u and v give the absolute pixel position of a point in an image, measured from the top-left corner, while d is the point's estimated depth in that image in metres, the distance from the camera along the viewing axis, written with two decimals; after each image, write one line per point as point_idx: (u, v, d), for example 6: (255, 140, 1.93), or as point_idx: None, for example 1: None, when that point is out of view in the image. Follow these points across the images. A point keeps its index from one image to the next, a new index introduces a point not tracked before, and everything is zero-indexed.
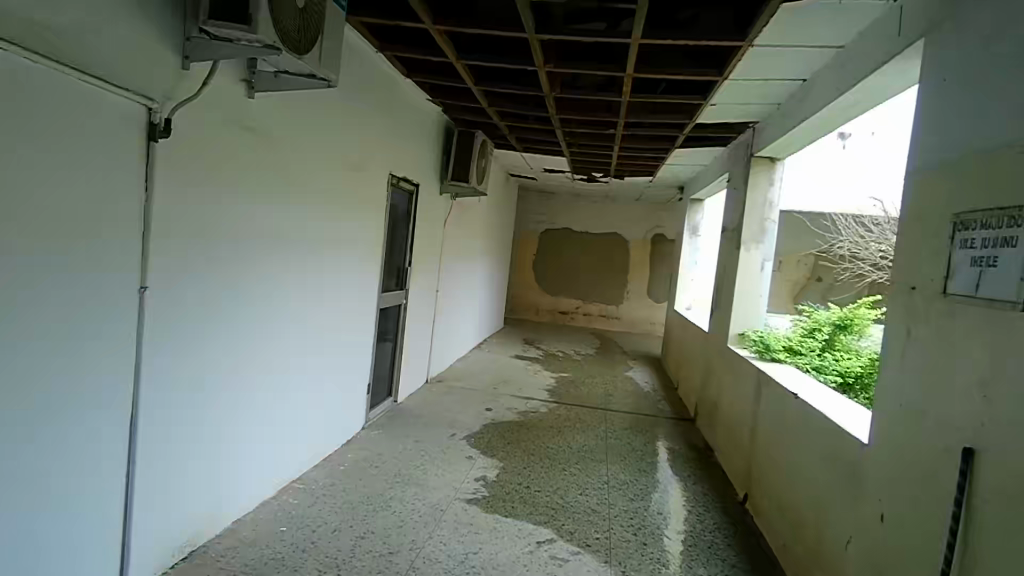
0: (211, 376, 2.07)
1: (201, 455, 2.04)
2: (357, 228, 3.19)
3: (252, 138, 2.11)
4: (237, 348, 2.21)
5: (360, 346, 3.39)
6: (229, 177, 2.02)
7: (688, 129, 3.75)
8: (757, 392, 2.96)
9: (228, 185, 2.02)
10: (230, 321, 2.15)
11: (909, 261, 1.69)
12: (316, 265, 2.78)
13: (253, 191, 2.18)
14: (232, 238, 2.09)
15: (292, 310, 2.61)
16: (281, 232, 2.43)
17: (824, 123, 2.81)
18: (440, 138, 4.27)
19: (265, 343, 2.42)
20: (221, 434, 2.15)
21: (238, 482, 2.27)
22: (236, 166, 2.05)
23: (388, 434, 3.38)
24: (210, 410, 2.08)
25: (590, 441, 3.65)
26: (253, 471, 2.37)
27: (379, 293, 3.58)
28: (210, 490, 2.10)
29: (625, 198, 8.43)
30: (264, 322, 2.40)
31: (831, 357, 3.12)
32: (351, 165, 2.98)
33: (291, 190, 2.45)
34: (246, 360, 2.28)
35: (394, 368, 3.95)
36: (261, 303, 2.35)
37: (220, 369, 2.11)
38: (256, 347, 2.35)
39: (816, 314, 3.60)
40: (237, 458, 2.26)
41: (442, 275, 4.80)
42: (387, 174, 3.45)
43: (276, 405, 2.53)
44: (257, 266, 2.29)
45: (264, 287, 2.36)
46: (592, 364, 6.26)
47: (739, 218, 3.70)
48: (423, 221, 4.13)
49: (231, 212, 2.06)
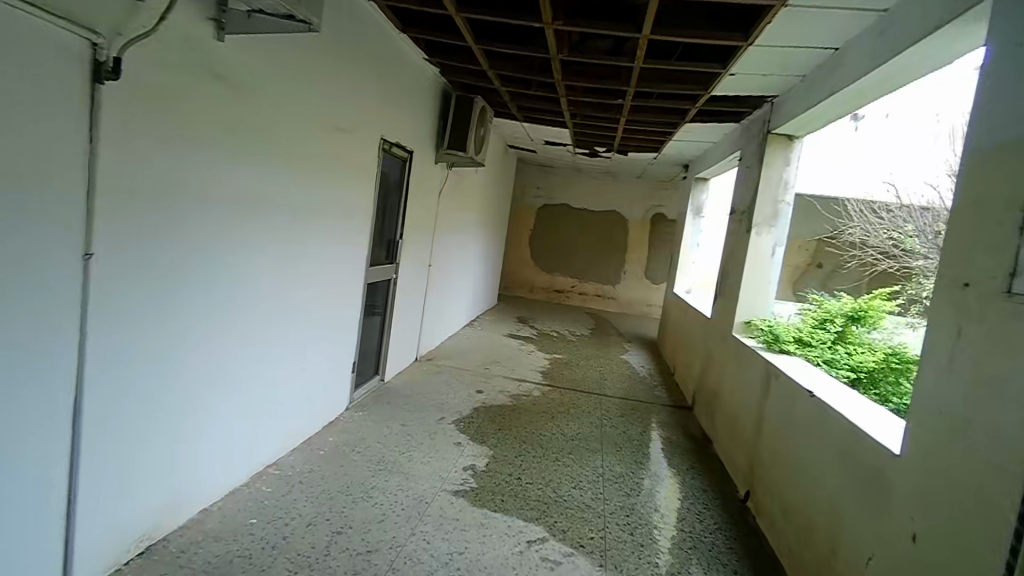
0: (173, 354, 1.85)
1: (157, 441, 1.84)
2: (346, 196, 2.96)
3: (226, 89, 1.87)
4: (205, 324, 2.00)
5: (346, 323, 3.18)
6: (199, 133, 1.79)
7: (700, 101, 3.52)
8: (764, 386, 2.79)
9: (198, 141, 1.79)
10: (199, 293, 1.94)
11: (963, 254, 1.49)
12: (299, 234, 2.56)
13: (228, 149, 1.94)
14: (203, 201, 1.86)
15: (272, 283, 2.40)
16: (260, 197, 2.20)
17: (853, 97, 2.59)
18: (437, 103, 4.00)
19: (240, 318, 2.21)
20: (184, 417, 1.95)
21: (202, 470, 2.08)
22: (208, 120, 1.81)
23: (373, 416, 3.20)
24: (171, 390, 1.87)
25: (584, 429, 3.49)
26: (220, 458, 2.18)
27: (368, 266, 3.37)
28: (169, 476, 1.91)
29: (626, 175, 8.18)
30: (240, 296, 2.19)
31: (842, 351, 2.97)
32: (339, 126, 2.74)
33: (271, 151, 2.22)
34: (216, 337, 2.07)
35: (382, 346, 3.75)
36: (236, 274, 2.14)
37: (184, 347, 1.90)
38: (228, 323, 2.14)
39: (825, 303, 3.43)
40: (202, 444, 2.07)
41: (435, 249, 4.59)
42: (379, 138, 3.20)
43: (250, 384, 2.33)
44: (233, 234, 2.07)
45: (241, 256, 2.15)
46: (587, 345, 6.11)
47: (751, 199, 3.48)
48: (417, 191, 3.90)
49: (202, 171, 1.84)
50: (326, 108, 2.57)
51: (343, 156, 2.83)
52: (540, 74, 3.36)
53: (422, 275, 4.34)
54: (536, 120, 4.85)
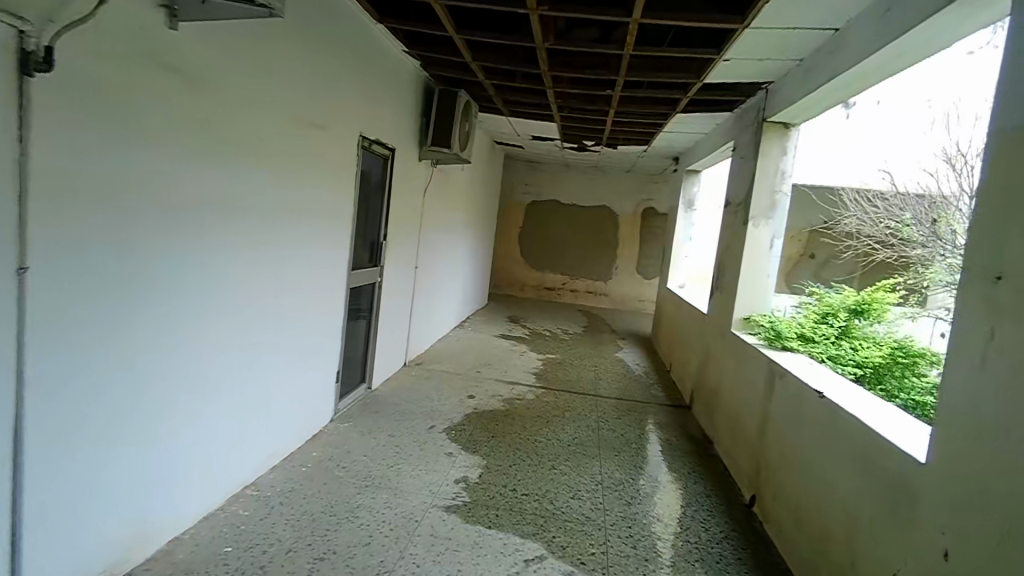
0: (133, 375, 1.69)
1: (120, 470, 1.68)
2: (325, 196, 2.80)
3: (182, 83, 1.71)
4: (170, 338, 1.84)
5: (329, 330, 3.02)
6: (153, 130, 1.63)
7: (692, 90, 3.40)
8: (767, 385, 2.67)
9: (152, 140, 1.63)
10: (160, 307, 1.77)
11: (994, 244, 1.37)
12: (274, 238, 2.40)
13: (188, 148, 1.78)
14: (160, 205, 1.70)
15: (245, 292, 2.24)
16: (228, 200, 2.04)
17: (853, 81, 2.48)
18: (419, 98, 3.85)
19: (210, 331, 2.05)
20: (150, 441, 1.80)
21: (173, 494, 1.92)
22: (161, 117, 1.65)
23: (359, 427, 3.04)
24: (134, 414, 1.71)
25: (580, 433, 3.36)
26: (194, 481, 2.03)
27: (351, 270, 3.21)
28: (134, 506, 1.76)
29: (615, 169, 8.07)
30: (210, 306, 2.03)
31: (847, 347, 2.84)
32: (313, 123, 2.58)
33: (239, 150, 2.06)
34: (184, 353, 1.91)
35: (368, 352, 3.60)
36: (203, 284, 1.97)
37: (145, 368, 1.74)
38: (198, 337, 1.98)
39: (825, 296, 3.31)
40: (173, 469, 1.92)
41: (421, 250, 4.44)
42: (358, 135, 3.05)
43: (226, 401, 2.18)
44: (198, 240, 1.91)
45: (209, 265, 1.98)
46: (580, 343, 5.99)
47: (747, 190, 3.36)
48: (400, 190, 3.74)
49: (159, 172, 1.67)
50: (298, 103, 2.41)
51: (320, 155, 2.68)
52: (525, 65, 3.23)
53: (408, 277, 4.19)
54: (523, 114, 4.70)
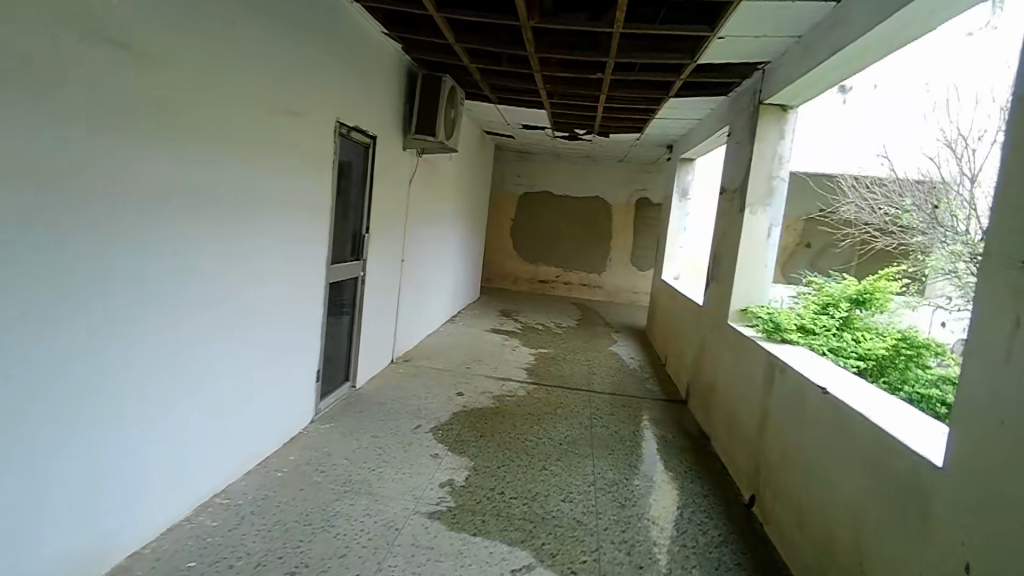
0: (82, 376, 1.55)
1: (71, 480, 1.55)
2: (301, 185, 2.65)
3: (127, 58, 1.56)
4: (126, 339, 1.69)
5: (309, 327, 2.88)
6: (92, 109, 1.47)
7: (686, 72, 3.26)
8: (766, 380, 2.55)
9: (92, 119, 1.48)
10: (113, 304, 1.63)
11: (1020, 225, 1.25)
12: (246, 230, 2.25)
13: (137, 130, 1.63)
14: (106, 193, 1.55)
15: (214, 288, 2.08)
16: (192, 188, 1.89)
17: (854, 57, 2.35)
18: (402, 84, 3.69)
19: (172, 331, 1.89)
20: (104, 449, 1.66)
21: (132, 505, 1.79)
22: (102, 93, 1.50)
23: (342, 428, 2.91)
24: (82, 418, 1.57)
25: (572, 431, 3.23)
26: (157, 490, 1.89)
27: (331, 264, 3.07)
28: (88, 517, 1.63)
29: (608, 159, 7.93)
30: (173, 304, 1.88)
31: (848, 338, 2.74)
32: (286, 107, 2.43)
33: (202, 134, 1.91)
34: (143, 353, 1.77)
35: (352, 349, 3.46)
36: (165, 280, 1.82)
37: (97, 368, 1.60)
38: (158, 336, 1.83)
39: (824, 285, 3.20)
40: (132, 477, 1.78)
41: (407, 243, 4.29)
42: (335, 121, 2.89)
43: (194, 404, 2.04)
44: (156, 232, 1.75)
45: (169, 258, 1.83)
46: (574, 337, 5.87)
47: (743, 177, 3.22)
48: (383, 180, 3.59)
49: (103, 157, 1.52)
50: (266, 86, 2.26)
51: (295, 142, 2.53)
52: (511, 47, 3.10)
53: (394, 270, 4.05)
54: (511, 100, 4.55)
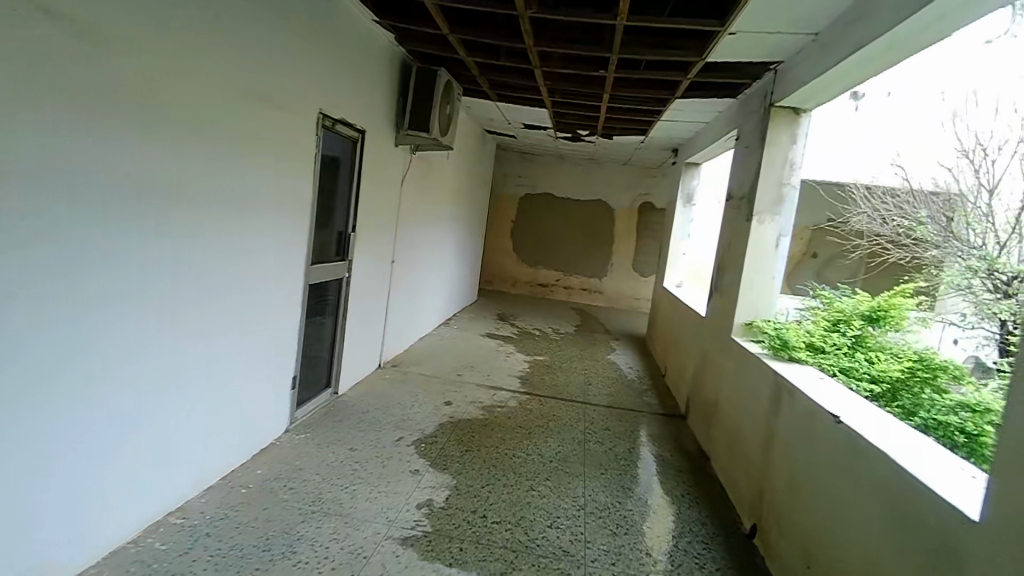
0: (40, 359, 1.46)
1: (8, 485, 1.41)
2: (278, 181, 2.48)
3: (79, 31, 1.43)
4: (89, 333, 1.60)
5: (286, 330, 2.71)
6: (33, 86, 1.34)
7: (693, 70, 3.09)
8: (772, 401, 2.37)
9: (36, 95, 1.35)
10: (66, 299, 1.51)
11: None
12: (221, 224, 2.13)
13: (85, 110, 1.48)
14: (56, 179, 1.43)
15: (196, 289, 2.05)
16: (164, 181, 1.80)
17: (875, 55, 2.18)
18: (395, 76, 3.53)
19: (144, 325, 1.82)
20: (48, 456, 1.52)
21: (79, 513, 1.64)
22: (47, 70, 1.36)
23: (318, 439, 2.74)
24: (36, 408, 1.47)
25: (564, 447, 3.06)
26: (109, 496, 1.75)
27: (313, 264, 2.89)
28: (39, 522, 1.52)
29: (612, 162, 7.76)
30: (145, 299, 1.81)
31: (861, 358, 2.55)
32: (264, 95, 2.28)
33: (174, 127, 1.81)
34: (105, 351, 1.67)
35: (334, 353, 3.29)
36: (117, 277, 1.67)
37: (53, 356, 1.50)
38: (123, 334, 1.74)
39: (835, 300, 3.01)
40: (89, 480, 1.67)
41: (399, 243, 4.12)
42: (318, 111, 2.71)
43: (154, 410, 1.91)
44: (116, 224, 1.64)
45: (126, 254, 1.69)
46: (572, 344, 5.68)
47: (751, 183, 3.04)
48: (372, 176, 3.42)
49: (52, 140, 1.40)
50: (238, 70, 2.09)
51: (273, 132, 2.37)
52: (508, 41, 2.94)
53: (383, 272, 3.88)
54: (511, 98, 4.37)
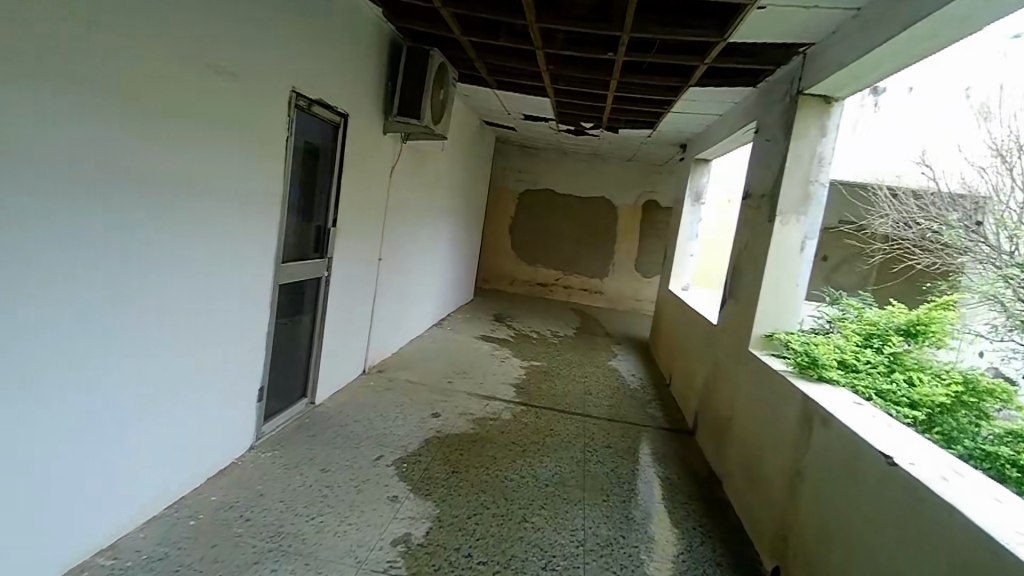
0: (49, 351, 1.43)
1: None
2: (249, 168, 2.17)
3: (58, 4, 1.29)
4: (89, 341, 1.55)
5: (253, 337, 2.40)
6: (21, 70, 1.24)
7: (711, 55, 2.80)
8: (801, 424, 2.08)
9: (25, 81, 1.25)
10: (43, 298, 1.39)
11: None
12: (215, 222, 2.01)
13: (73, 94, 1.37)
14: (53, 169, 1.35)
15: (187, 290, 1.93)
16: (161, 177, 1.71)
17: (928, 34, 1.90)
18: (384, 56, 3.23)
19: (145, 328, 1.76)
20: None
21: (72, 510, 1.58)
22: (21, 47, 1.23)
23: (285, 459, 2.44)
24: (41, 403, 1.43)
25: (562, 468, 2.77)
26: (98, 497, 1.67)
27: (286, 261, 2.59)
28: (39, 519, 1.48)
29: (617, 157, 7.47)
30: (146, 301, 1.75)
31: (900, 379, 2.23)
32: (239, 71, 2.00)
33: (169, 125, 1.71)
34: (109, 357, 1.63)
35: (310, 360, 2.99)
36: (97, 270, 1.54)
37: (45, 352, 1.42)
38: (125, 339, 1.68)
39: (866, 313, 2.70)
40: (90, 478, 1.63)
41: (387, 239, 3.81)
42: (292, 88, 2.36)
43: (151, 411, 1.85)
44: (115, 220, 1.56)
45: (107, 247, 1.56)
46: (571, 349, 5.39)
47: (776, 179, 2.75)
48: (356, 166, 3.11)
49: (52, 133, 1.33)
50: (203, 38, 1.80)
51: (247, 112, 2.09)
52: (509, 16, 2.66)
53: (369, 269, 3.57)
54: (510, 85, 4.07)
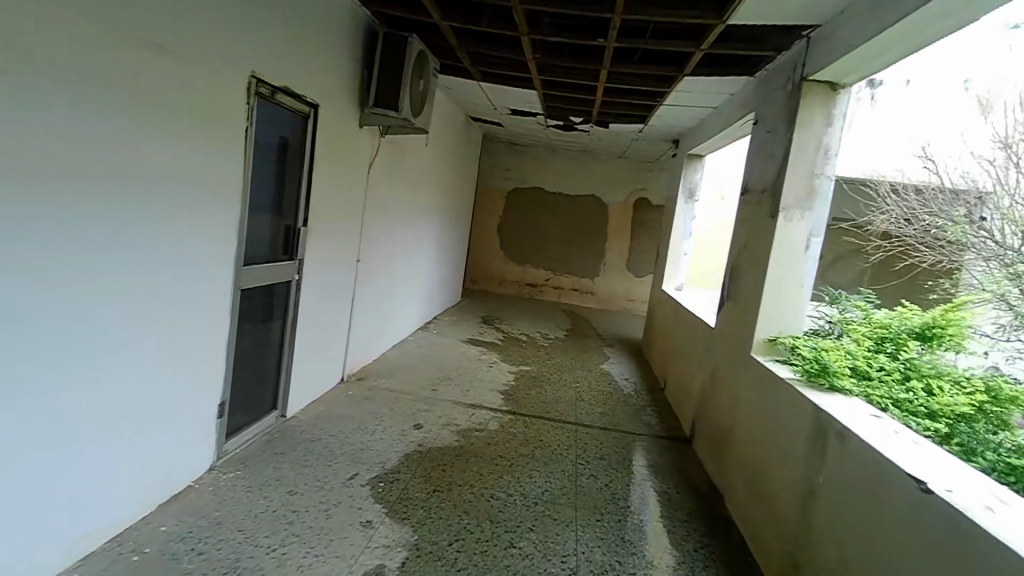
0: (56, 346, 1.49)
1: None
2: (203, 162, 1.97)
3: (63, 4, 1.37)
4: (88, 342, 1.59)
5: (211, 348, 2.18)
6: (27, 69, 1.30)
7: (707, 41, 2.63)
8: (814, 439, 1.89)
9: (30, 80, 1.31)
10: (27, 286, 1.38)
11: None
12: (163, 220, 1.81)
13: (72, 92, 1.43)
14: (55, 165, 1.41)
15: (131, 295, 1.73)
16: (93, 166, 1.52)
17: (941, 13, 1.74)
18: (358, 45, 3.03)
19: (143, 344, 1.82)
20: None
21: (78, 502, 1.63)
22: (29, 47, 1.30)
23: (249, 480, 2.23)
24: (49, 391, 1.49)
25: (552, 484, 2.58)
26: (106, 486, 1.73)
27: (251, 264, 2.38)
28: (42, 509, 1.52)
29: (607, 154, 7.30)
30: (145, 317, 1.81)
31: (918, 388, 2.04)
32: (186, 53, 1.80)
33: (165, 121, 1.76)
34: (105, 371, 1.67)
35: (281, 369, 2.78)
36: (28, 267, 1.37)
37: (31, 344, 1.41)
38: (125, 349, 1.74)
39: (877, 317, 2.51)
40: (94, 469, 1.68)
41: (366, 239, 3.60)
42: (248, 75, 2.14)
43: (156, 404, 1.91)
44: (66, 212, 1.46)
45: (72, 239, 1.49)
46: (561, 351, 5.20)
47: (778, 173, 2.57)
48: (328, 161, 2.90)
49: (55, 132, 1.40)
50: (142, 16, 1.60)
51: (198, 99, 1.89)
52: None
53: (346, 271, 3.36)
54: (496, 76, 3.88)
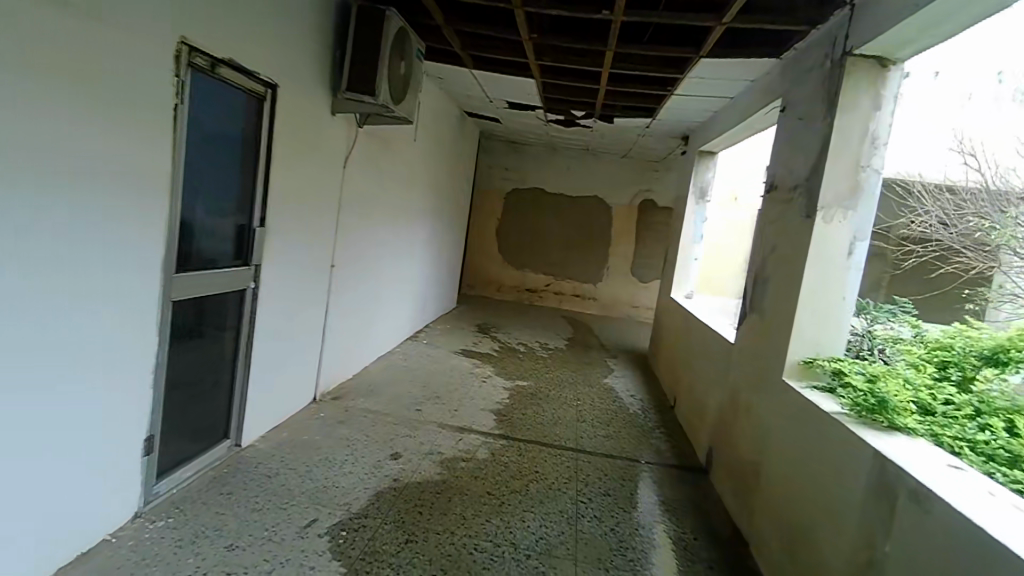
0: (52, 341, 1.42)
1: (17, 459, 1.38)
2: (156, 151, 1.68)
3: None
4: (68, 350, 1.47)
5: (136, 385, 1.77)
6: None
7: (730, 17, 2.28)
8: (878, 496, 1.49)
9: None
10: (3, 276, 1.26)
11: None
12: (116, 220, 1.57)
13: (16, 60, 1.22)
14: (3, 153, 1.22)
15: (77, 306, 1.48)
16: (38, 150, 1.30)
17: None
18: (329, 23, 2.67)
19: (139, 371, 1.77)
20: None
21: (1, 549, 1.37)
22: None
23: (180, 531, 1.85)
24: (36, 392, 1.40)
25: (547, 529, 2.20)
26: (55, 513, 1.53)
27: (198, 270, 2.02)
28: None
29: (611, 153, 6.94)
30: (146, 340, 1.78)
31: (997, 427, 1.60)
32: (125, 19, 1.50)
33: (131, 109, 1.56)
34: (105, 390, 1.64)
35: (235, 390, 2.40)
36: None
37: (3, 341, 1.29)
38: (133, 369, 1.74)
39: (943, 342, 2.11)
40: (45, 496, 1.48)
41: (342, 240, 3.21)
42: (179, 39, 1.71)
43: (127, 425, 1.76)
44: (40, 196, 1.32)
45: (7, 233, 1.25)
46: (561, 363, 4.83)
47: (816, 164, 2.16)
48: (292, 153, 2.52)
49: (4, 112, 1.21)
50: None
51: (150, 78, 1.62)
52: None
53: (319, 278, 3.00)
54: (489, 62, 3.51)
